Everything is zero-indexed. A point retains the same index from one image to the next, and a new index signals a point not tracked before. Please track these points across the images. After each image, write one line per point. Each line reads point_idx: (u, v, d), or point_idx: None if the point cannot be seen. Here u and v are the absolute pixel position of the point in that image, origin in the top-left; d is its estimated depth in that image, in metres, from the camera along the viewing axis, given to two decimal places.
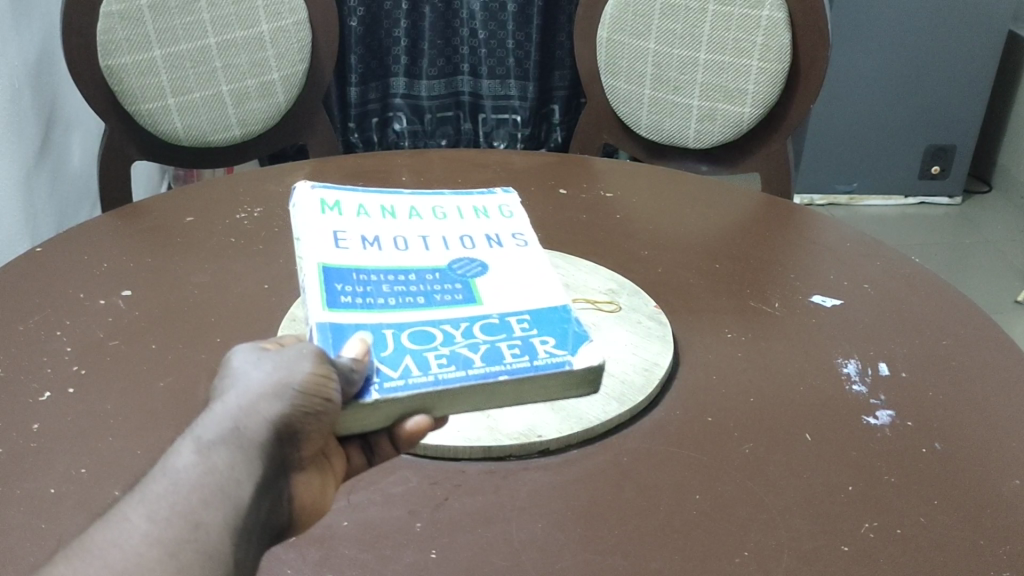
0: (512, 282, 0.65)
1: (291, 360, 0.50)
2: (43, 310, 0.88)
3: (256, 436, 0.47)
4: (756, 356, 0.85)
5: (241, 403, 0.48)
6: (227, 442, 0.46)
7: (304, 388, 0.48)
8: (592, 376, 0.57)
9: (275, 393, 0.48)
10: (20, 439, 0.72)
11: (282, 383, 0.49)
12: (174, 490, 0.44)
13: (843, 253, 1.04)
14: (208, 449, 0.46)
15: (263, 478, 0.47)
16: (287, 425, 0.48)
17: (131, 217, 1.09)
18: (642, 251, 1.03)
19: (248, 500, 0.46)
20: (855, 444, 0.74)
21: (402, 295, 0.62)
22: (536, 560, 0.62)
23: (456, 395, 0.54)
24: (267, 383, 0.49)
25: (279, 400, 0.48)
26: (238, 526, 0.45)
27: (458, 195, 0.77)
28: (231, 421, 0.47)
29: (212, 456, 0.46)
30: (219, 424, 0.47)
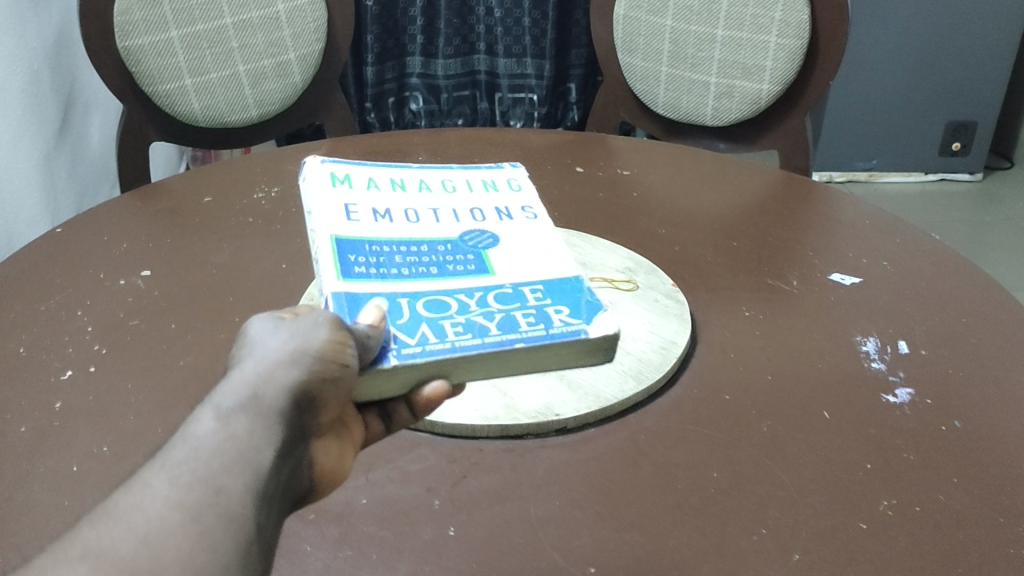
0: (524, 254, 0.64)
1: (308, 328, 0.50)
2: (65, 289, 0.89)
3: (275, 404, 0.47)
4: (774, 333, 0.85)
5: (259, 370, 0.47)
6: (245, 410, 0.46)
7: (320, 351, 0.48)
8: (608, 346, 0.56)
9: (292, 359, 0.48)
10: (44, 416, 0.73)
11: (300, 350, 0.48)
12: (187, 459, 0.43)
13: (863, 230, 1.03)
14: (224, 418, 0.45)
15: (282, 444, 0.46)
16: (305, 391, 0.48)
17: (151, 197, 1.09)
18: (660, 229, 1.03)
19: (268, 467, 0.45)
20: (872, 421, 0.74)
21: (419, 263, 0.62)
22: (553, 538, 0.62)
23: (473, 362, 0.54)
24: (284, 350, 0.48)
25: (298, 367, 0.48)
26: (258, 492, 0.44)
27: (467, 168, 0.76)
28: (248, 389, 0.47)
29: (228, 426, 0.45)
30: (237, 392, 0.46)
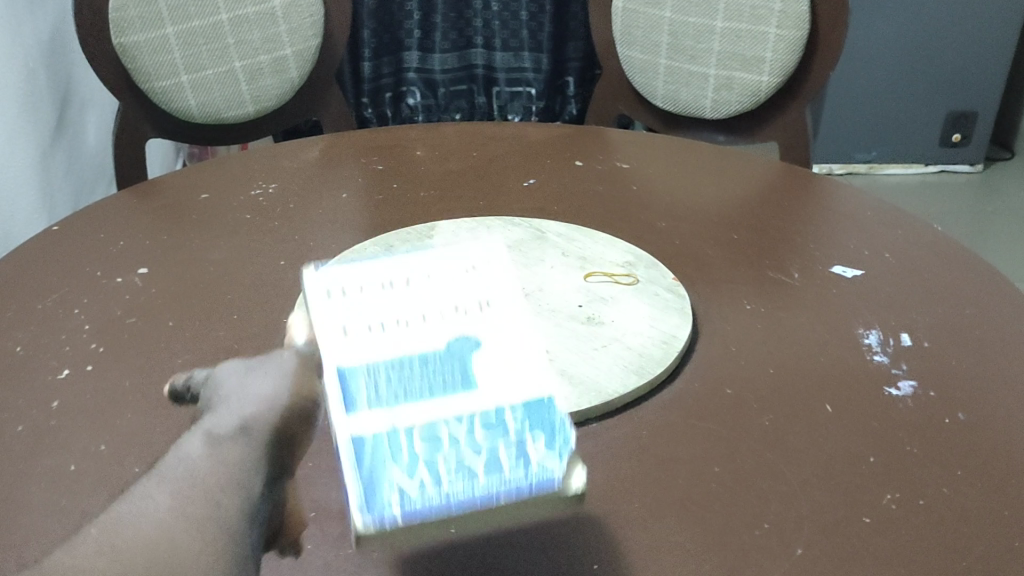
0: (511, 364, 0.57)
1: (277, 369, 0.55)
2: (61, 288, 0.89)
3: (260, 430, 0.52)
4: (775, 326, 0.84)
5: (242, 403, 0.53)
6: (233, 436, 0.51)
7: (296, 377, 0.55)
8: None
9: (272, 387, 0.54)
10: (41, 416, 0.72)
11: (276, 390, 0.54)
12: (181, 486, 0.48)
13: (864, 221, 1.03)
14: (214, 445, 0.50)
15: (267, 474, 0.51)
16: (285, 428, 0.53)
17: (147, 193, 1.09)
18: (660, 222, 1.02)
19: (255, 494, 0.50)
20: (875, 414, 0.73)
21: (394, 373, 0.55)
22: (555, 535, 0.62)
23: None
24: (262, 390, 0.54)
25: (277, 395, 0.53)
26: (247, 510, 0.49)
27: None
28: (235, 420, 0.52)
29: (218, 453, 0.50)
30: (226, 423, 0.52)
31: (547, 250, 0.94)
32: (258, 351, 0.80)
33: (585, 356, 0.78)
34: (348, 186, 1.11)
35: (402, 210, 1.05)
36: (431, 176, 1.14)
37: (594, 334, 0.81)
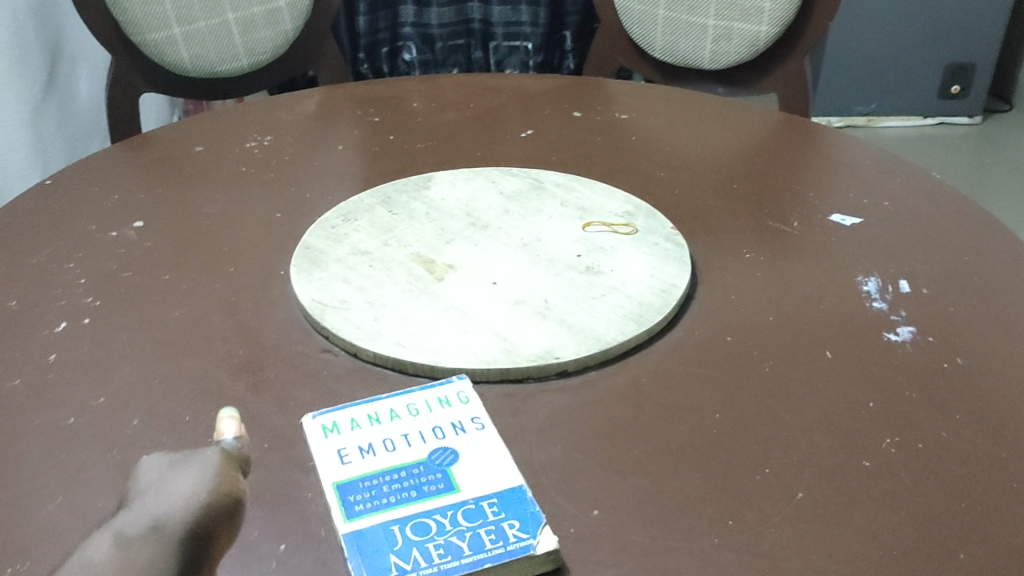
0: (493, 469, 0.60)
1: (194, 473, 0.58)
2: (55, 242, 0.88)
3: (175, 524, 0.53)
4: (775, 275, 0.84)
5: (160, 500, 0.55)
6: (143, 535, 0.51)
7: (218, 475, 0.59)
8: None
9: (193, 485, 0.57)
10: (38, 369, 0.72)
11: (190, 493, 0.56)
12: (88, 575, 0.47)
13: (864, 170, 1.02)
14: (125, 542, 0.50)
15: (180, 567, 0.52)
16: (199, 524, 0.55)
17: (141, 147, 1.08)
18: (659, 172, 1.02)
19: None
20: (875, 360, 0.73)
21: (393, 489, 0.59)
22: (557, 481, 0.62)
23: None
24: (179, 492, 0.56)
25: (195, 492, 0.56)
26: None
27: None
28: (147, 520, 0.53)
29: (129, 548, 0.50)
30: (137, 523, 0.52)
31: (545, 200, 0.94)
32: (256, 304, 0.80)
33: (584, 305, 0.78)
34: (343, 139, 1.10)
35: (399, 163, 1.04)
36: (428, 127, 1.13)
37: (592, 283, 0.81)
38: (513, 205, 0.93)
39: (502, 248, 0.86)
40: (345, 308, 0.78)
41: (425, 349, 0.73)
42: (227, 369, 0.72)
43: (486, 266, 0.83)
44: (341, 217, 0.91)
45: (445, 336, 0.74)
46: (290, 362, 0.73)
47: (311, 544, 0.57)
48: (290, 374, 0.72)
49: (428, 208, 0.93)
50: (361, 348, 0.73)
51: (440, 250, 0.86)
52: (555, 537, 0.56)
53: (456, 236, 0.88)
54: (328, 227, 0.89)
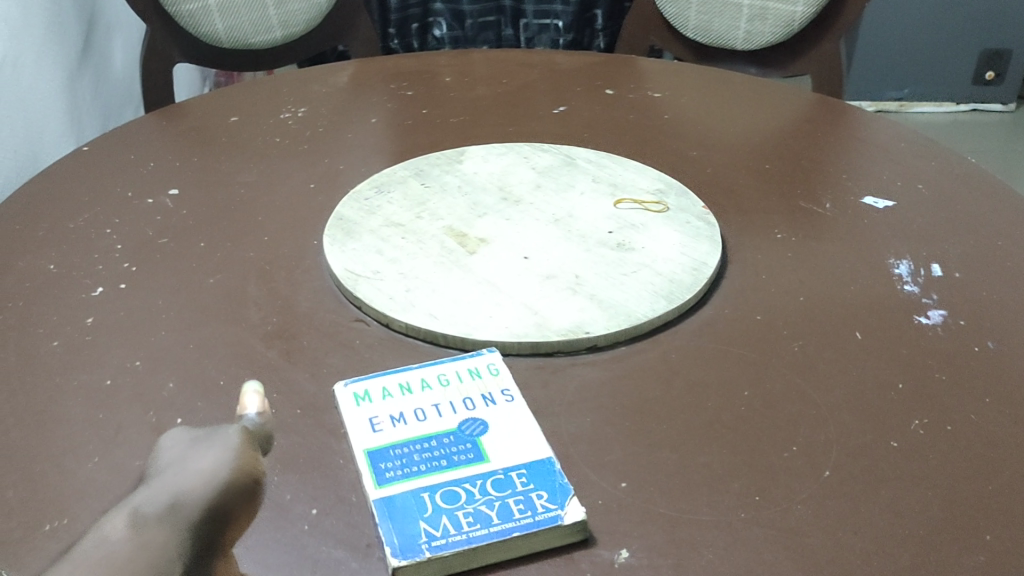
0: (523, 440, 0.60)
1: (203, 452, 0.46)
2: (93, 208, 0.89)
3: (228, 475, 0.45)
4: (806, 256, 0.84)
5: (177, 478, 0.43)
6: (161, 515, 0.40)
7: (243, 450, 0.48)
8: None
9: (218, 457, 0.46)
10: (77, 332, 0.73)
11: (216, 469, 0.45)
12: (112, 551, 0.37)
13: (898, 153, 1.02)
14: (140, 522, 0.39)
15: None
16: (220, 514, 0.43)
17: (176, 117, 1.09)
18: (691, 152, 1.02)
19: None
20: (905, 342, 0.73)
21: (423, 458, 0.59)
22: (586, 453, 0.62)
23: None
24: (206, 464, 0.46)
25: (230, 463, 0.46)
26: None
27: None
28: (165, 496, 0.41)
29: (144, 531, 0.38)
30: (154, 500, 0.41)
31: (577, 177, 0.95)
32: (290, 273, 0.81)
33: (614, 281, 0.78)
34: (376, 112, 1.10)
35: (431, 137, 1.04)
36: (459, 102, 1.13)
37: (623, 260, 0.81)
38: (544, 180, 0.94)
39: (534, 224, 0.86)
40: (378, 279, 0.79)
41: (456, 321, 0.73)
42: (261, 336, 0.73)
43: (517, 241, 0.84)
44: (374, 189, 0.92)
45: (476, 309, 0.75)
46: (323, 331, 0.74)
47: (343, 507, 0.58)
48: (322, 342, 0.73)
49: (460, 182, 0.93)
50: (394, 319, 0.74)
51: (472, 224, 0.86)
52: (583, 508, 0.56)
53: (488, 211, 0.88)
54: (362, 200, 0.90)
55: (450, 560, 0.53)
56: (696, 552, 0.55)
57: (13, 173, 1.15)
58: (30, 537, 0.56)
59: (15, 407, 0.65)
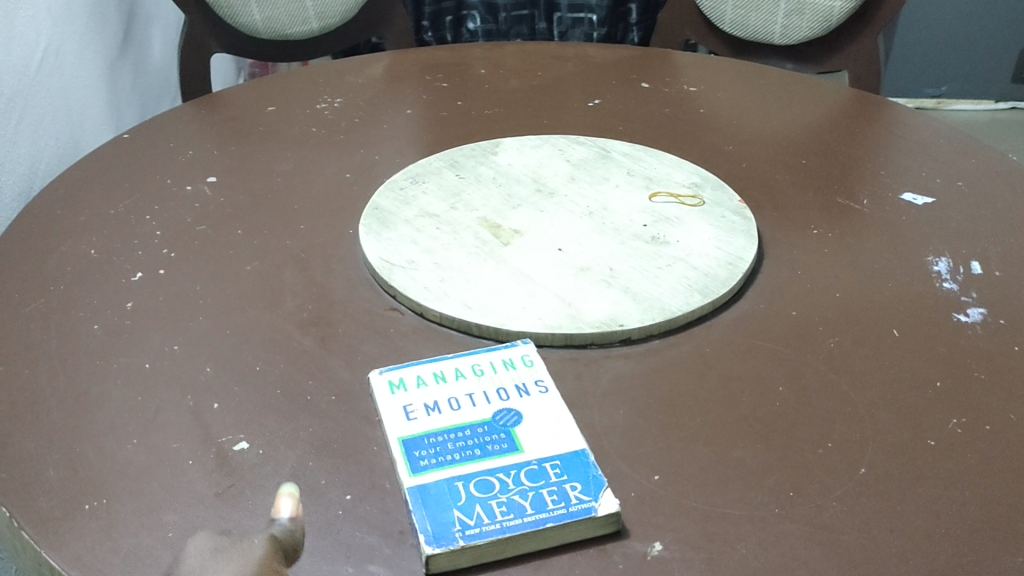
0: (556, 432, 0.60)
1: None
2: (132, 195, 0.90)
3: None
4: (843, 252, 0.83)
5: None
6: None
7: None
8: None
9: None
10: (116, 315, 0.74)
11: None
12: None
13: (937, 150, 1.01)
14: None
15: None
16: None
17: (214, 105, 1.10)
18: (727, 146, 1.01)
19: None
20: (943, 339, 0.72)
21: (457, 447, 0.59)
22: (618, 445, 0.62)
23: None
24: None
25: None
26: None
27: None
28: None
29: None
30: None
31: (612, 169, 0.94)
32: (325, 262, 0.82)
33: (649, 274, 0.78)
34: (411, 103, 1.10)
35: (466, 129, 1.05)
36: (495, 94, 1.13)
37: (658, 253, 0.81)
38: (579, 173, 0.94)
39: (568, 216, 0.86)
40: (412, 269, 0.79)
41: (491, 311, 0.73)
42: (297, 323, 0.74)
43: (551, 232, 0.84)
44: (409, 179, 0.92)
45: (510, 300, 0.75)
46: (358, 319, 0.75)
47: (377, 494, 0.58)
48: (357, 330, 0.74)
49: (495, 173, 0.94)
50: (428, 308, 0.74)
51: (507, 215, 0.87)
52: (617, 500, 0.56)
53: (523, 202, 0.89)
54: (397, 189, 0.90)
55: (483, 549, 0.53)
56: (729, 546, 0.55)
57: (54, 160, 1.17)
58: (71, 516, 0.56)
59: (56, 389, 0.66)
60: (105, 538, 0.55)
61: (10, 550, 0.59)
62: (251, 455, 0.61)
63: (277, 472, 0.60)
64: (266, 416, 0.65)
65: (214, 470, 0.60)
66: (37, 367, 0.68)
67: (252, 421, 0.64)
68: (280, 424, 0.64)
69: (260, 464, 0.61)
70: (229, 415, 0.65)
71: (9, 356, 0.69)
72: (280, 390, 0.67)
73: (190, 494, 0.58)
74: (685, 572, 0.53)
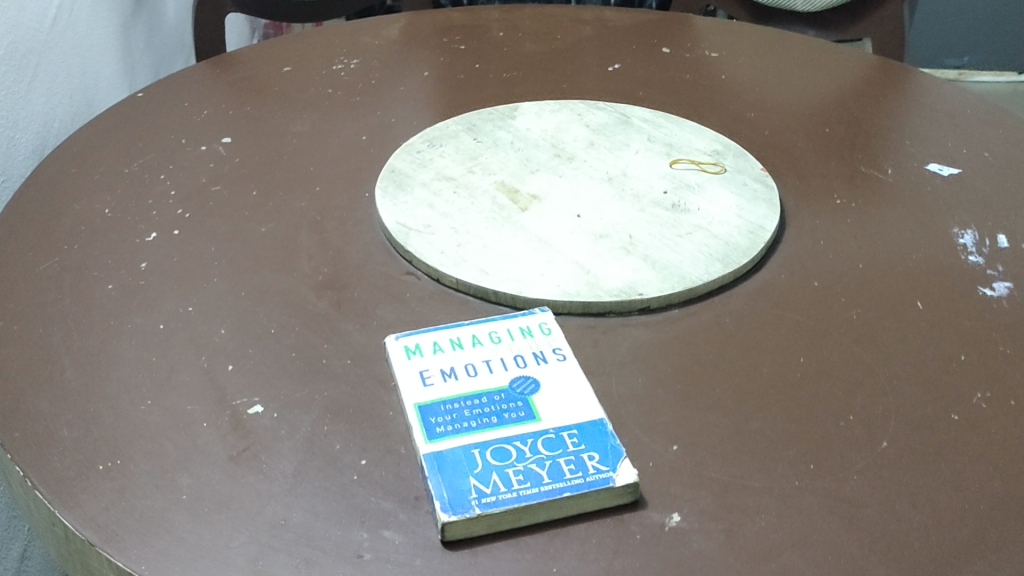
0: (574, 400, 0.59)
1: None
2: (147, 154, 0.89)
3: None
4: (867, 222, 0.82)
5: None
6: None
7: None
8: None
9: None
10: (130, 275, 0.73)
11: None
12: None
13: (964, 119, 0.99)
14: None
15: None
16: None
17: (230, 64, 1.08)
18: (749, 113, 1.00)
19: None
20: (968, 313, 0.71)
21: (474, 414, 0.58)
22: (636, 414, 0.62)
23: None
24: None
25: None
26: None
27: None
28: None
29: None
30: None
31: (632, 135, 0.93)
32: (341, 224, 0.81)
33: (669, 242, 0.77)
34: (429, 65, 1.09)
35: (484, 92, 1.03)
36: (513, 57, 1.11)
37: (678, 220, 0.80)
38: (598, 138, 0.92)
39: (587, 181, 0.85)
40: (429, 233, 0.78)
41: (508, 277, 0.73)
42: (312, 285, 0.73)
43: (570, 198, 0.83)
44: (426, 142, 0.91)
45: (527, 266, 0.74)
46: (374, 282, 0.74)
47: (392, 459, 0.58)
48: (374, 293, 0.73)
49: (513, 137, 0.92)
50: (445, 274, 0.73)
51: (525, 180, 0.85)
52: (635, 470, 0.56)
53: (541, 167, 0.87)
54: (413, 152, 0.89)
55: (499, 517, 0.52)
56: (748, 518, 0.54)
57: (68, 118, 1.16)
58: (85, 476, 0.56)
59: (70, 348, 0.66)
60: (119, 499, 0.55)
61: (23, 508, 0.59)
62: (266, 419, 0.61)
63: (291, 436, 0.59)
64: (281, 379, 0.64)
65: (228, 433, 0.60)
66: (51, 326, 0.68)
67: (267, 383, 0.64)
68: (295, 387, 0.63)
69: (275, 428, 0.60)
70: (243, 378, 0.64)
71: (23, 314, 0.68)
72: (296, 353, 0.66)
73: (204, 456, 0.58)
74: (704, 542, 0.53)
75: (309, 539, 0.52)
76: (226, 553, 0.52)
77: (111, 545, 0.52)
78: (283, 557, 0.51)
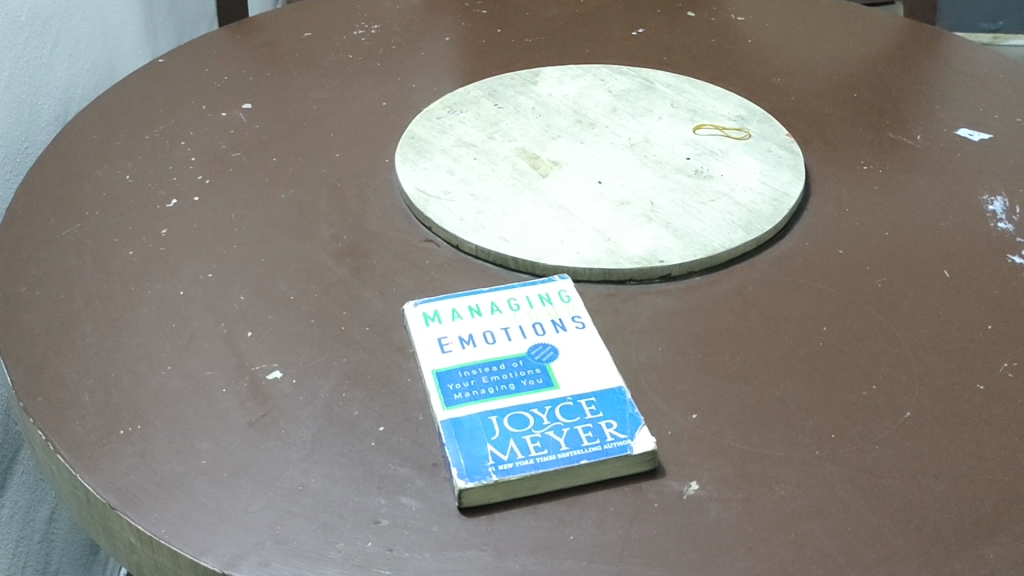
0: (593, 367, 0.59)
1: None
2: (167, 120, 0.89)
3: None
4: (895, 189, 0.80)
5: None
6: None
7: None
8: None
9: None
10: (151, 242, 0.73)
11: None
12: None
13: (995, 84, 0.97)
14: None
15: None
16: None
17: (251, 29, 1.08)
18: (775, 78, 0.98)
19: None
20: (996, 281, 0.70)
21: (492, 381, 0.58)
22: (655, 383, 0.61)
23: None
24: None
25: None
26: None
27: None
28: None
29: None
30: None
31: (655, 100, 0.92)
32: (361, 192, 0.80)
33: (691, 209, 0.76)
34: (450, 30, 1.08)
35: (505, 57, 1.02)
36: (536, 21, 1.10)
37: (701, 187, 0.79)
38: (620, 104, 0.91)
39: (609, 147, 0.84)
40: (449, 200, 0.77)
41: (528, 245, 0.72)
42: (332, 253, 0.73)
43: (592, 164, 0.82)
44: (447, 109, 0.90)
45: (547, 233, 0.73)
46: (392, 249, 0.74)
47: (410, 426, 0.58)
48: (393, 261, 0.72)
49: (534, 104, 0.91)
50: (464, 241, 0.73)
51: (546, 146, 0.84)
52: (653, 439, 0.55)
53: (562, 133, 0.86)
54: (434, 118, 0.88)
55: (516, 484, 0.52)
56: (767, 488, 0.54)
57: (91, 85, 1.16)
58: (106, 440, 0.56)
59: (92, 313, 0.66)
60: (139, 464, 0.55)
61: (47, 472, 0.59)
62: (285, 385, 0.61)
63: (309, 402, 0.59)
64: (299, 346, 0.64)
65: (247, 398, 0.60)
66: (73, 291, 0.68)
67: (285, 350, 0.64)
68: (313, 354, 0.63)
69: (293, 394, 0.60)
70: (262, 344, 0.64)
71: (45, 279, 0.69)
72: (314, 320, 0.66)
73: (223, 422, 0.58)
74: (722, 512, 0.52)
75: (327, 505, 0.53)
76: (244, 518, 0.52)
77: (132, 509, 0.52)
78: (301, 523, 0.52)
